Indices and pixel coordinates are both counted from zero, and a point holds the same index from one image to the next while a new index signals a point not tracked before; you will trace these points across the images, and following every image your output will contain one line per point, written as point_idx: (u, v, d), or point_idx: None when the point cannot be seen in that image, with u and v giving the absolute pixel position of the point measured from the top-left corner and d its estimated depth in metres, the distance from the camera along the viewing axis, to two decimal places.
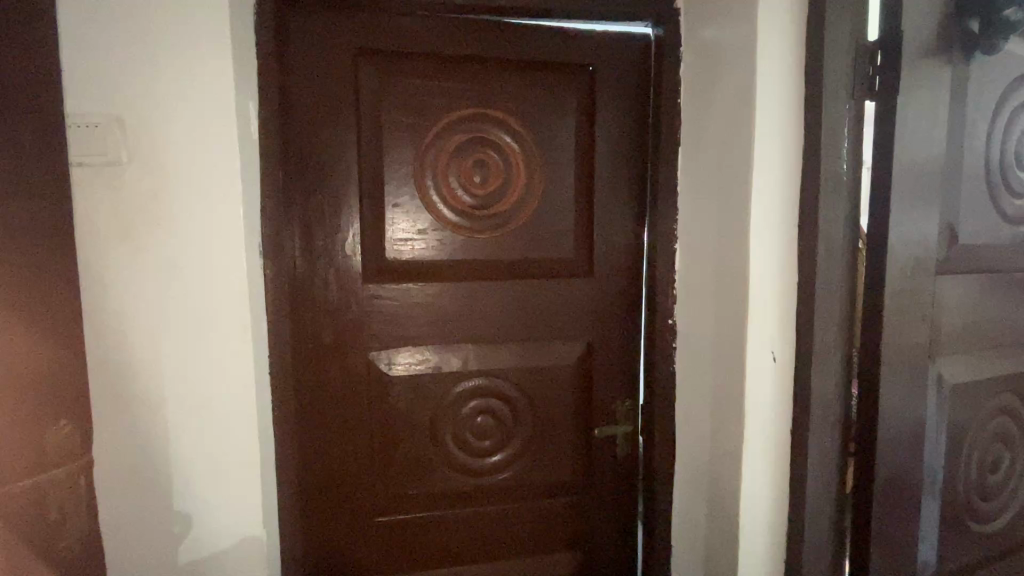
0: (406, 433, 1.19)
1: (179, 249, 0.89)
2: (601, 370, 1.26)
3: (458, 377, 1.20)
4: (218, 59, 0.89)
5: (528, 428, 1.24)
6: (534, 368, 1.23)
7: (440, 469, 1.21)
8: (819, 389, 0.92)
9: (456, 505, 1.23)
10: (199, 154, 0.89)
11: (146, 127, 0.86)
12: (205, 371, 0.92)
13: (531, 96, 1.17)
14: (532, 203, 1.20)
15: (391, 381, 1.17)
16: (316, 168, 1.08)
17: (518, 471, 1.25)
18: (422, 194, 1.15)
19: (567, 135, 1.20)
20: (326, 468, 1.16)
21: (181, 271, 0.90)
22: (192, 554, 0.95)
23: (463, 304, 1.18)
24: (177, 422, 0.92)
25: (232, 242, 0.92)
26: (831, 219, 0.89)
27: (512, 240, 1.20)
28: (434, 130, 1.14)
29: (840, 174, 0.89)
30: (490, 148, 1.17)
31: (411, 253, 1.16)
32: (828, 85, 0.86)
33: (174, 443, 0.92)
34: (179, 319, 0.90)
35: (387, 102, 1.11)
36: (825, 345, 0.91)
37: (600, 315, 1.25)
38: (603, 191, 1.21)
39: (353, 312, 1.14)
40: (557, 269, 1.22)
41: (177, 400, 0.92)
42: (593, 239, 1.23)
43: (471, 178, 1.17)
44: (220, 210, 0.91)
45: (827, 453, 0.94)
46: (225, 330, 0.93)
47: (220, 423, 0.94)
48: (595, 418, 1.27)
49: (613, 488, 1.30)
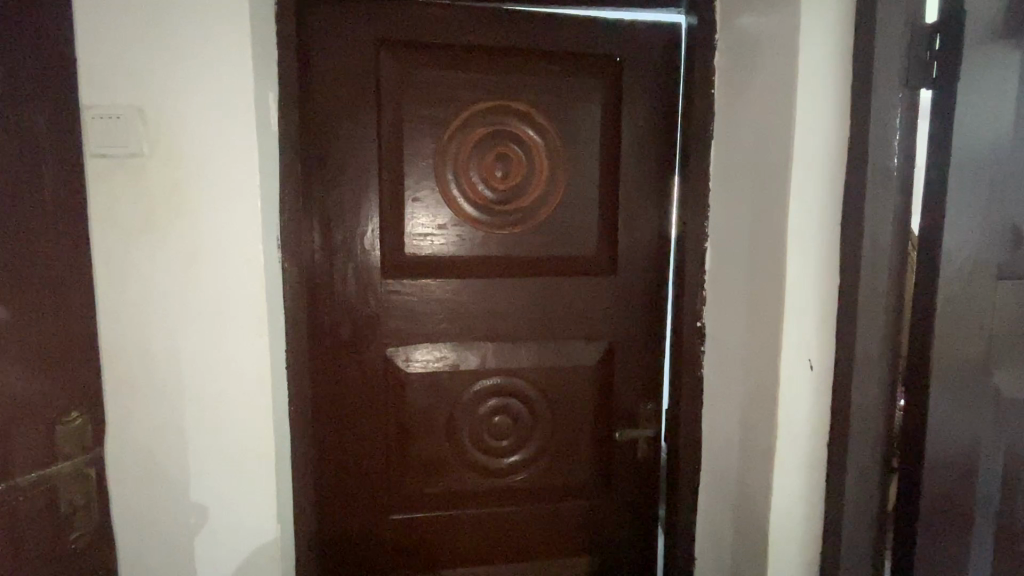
0: (422, 431, 1.17)
1: (197, 240, 0.90)
2: (623, 372, 1.22)
3: (476, 374, 1.18)
4: (236, 52, 0.88)
5: (546, 429, 1.21)
6: (553, 368, 1.19)
7: (455, 467, 1.19)
8: (861, 401, 0.85)
9: (470, 504, 1.21)
10: (218, 148, 0.89)
11: (167, 120, 0.87)
12: (221, 363, 0.93)
13: (556, 87, 1.13)
14: (554, 200, 1.15)
15: (408, 377, 1.15)
16: (335, 160, 1.07)
17: (534, 472, 1.21)
18: (442, 188, 1.12)
19: (594, 128, 1.15)
20: (341, 464, 1.15)
21: (200, 264, 0.90)
22: (205, 543, 0.96)
23: (482, 301, 1.16)
24: (194, 413, 0.93)
25: (251, 237, 0.92)
26: (880, 217, 0.81)
27: (534, 236, 1.16)
28: (456, 123, 1.11)
29: (893, 168, 0.81)
30: (513, 142, 1.13)
31: (430, 248, 1.13)
32: (879, 72, 0.80)
33: (191, 433, 0.93)
34: (198, 311, 0.91)
35: (408, 93, 1.08)
36: (869, 354, 0.84)
37: (623, 315, 1.20)
38: (629, 185, 1.16)
39: (371, 307, 1.12)
40: (580, 267, 1.18)
41: (194, 391, 0.93)
42: (617, 235, 1.18)
43: (492, 173, 1.13)
44: (238, 204, 0.91)
45: (868, 470, 0.87)
46: (241, 322, 0.93)
47: (236, 415, 0.95)
48: (615, 421, 1.23)
49: (633, 494, 1.25)
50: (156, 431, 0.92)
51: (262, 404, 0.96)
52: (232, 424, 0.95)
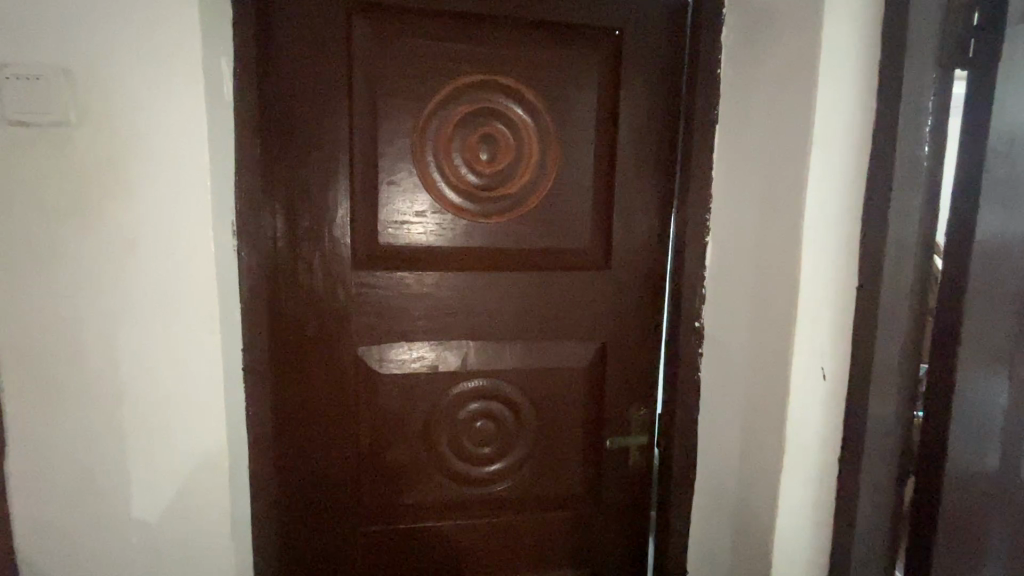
0: (397, 438, 1.08)
1: (134, 224, 0.78)
2: (615, 374, 1.13)
3: (456, 376, 1.08)
4: (178, 5, 0.76)
5: (531, 436, 1.12)
6: (540, 370, 1.11)
7: (433, 477, 1.10)
8: (878, 416, 0.76)
9: (449, 515, 1.12)
10: (159, 119, 0.77)
11: (96, 83, 0.75)
12: (165, 364, 0.82)
13: (548, 62, 1.02)
14: (544, 186, 1.06)
15: (382, 379, 1.05)
16: (301, 138, 0.96)
17: (518, 481, 1.13)
18: (421, 172, 1.01)
19: (589, 108, 1.05)
20: (308, 473, 1.05)
21: (140, 253, 0.79)
22: (146, 564, 0.85)
23: (463, 297, 1.06)
24: (133, 421, 0.82)
25: (199, 224, 0.81)
26: (906, 213, 0.73)
27: (522, 226, 1.06)
28: (437, 99, 1.00)
29: (923, 157, 0.72)
30: (500, 122, 1.03)
31: (407, 238, 1.03)
32: (913, 48, 0.70)
33: (130, 443, 0.82)
34: (136, 305, 0.80)
35: (382, 65, 0.97)
36: (889, 365, 0.75)
37: (617, 313, 1.12)
38: (625, 173, 1.07)
39: (341, 302, 1.02)
40: (571, 261, 1.09)
41: (133, 395, 0.82)
42: (611, 226, 1.08)
43: (477, 155, 1.03)
44: (182, 185, 0.79)
45: (882, 490, 0.79)
46: (188, 318, 0.82)
47: (183, 422, 0.84)
48: (606, 427, 1.15)
49: (623, 503, 1.17)
50: (89, 440, 0.81)
51: (212, 411, 0.85)
52: (177, 434, 0.84)
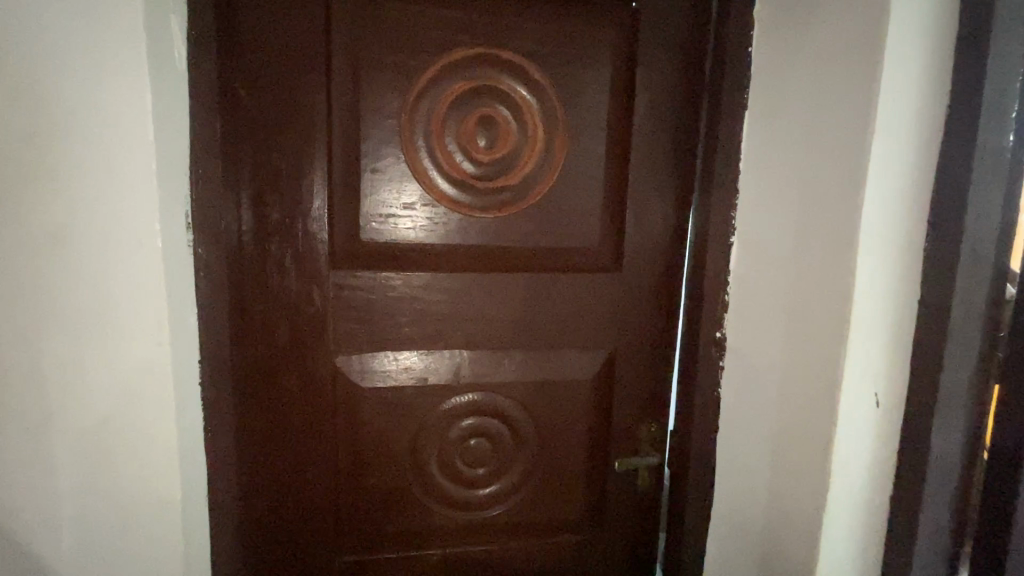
0: (380, 458, 0.96)
1: (62, 213, 0.65)
2: (624, 388, 1.02)
3: (448, 390, 0.96)
4: None
5: (531, 455, 1.01)
6: (542, 383, 0.99)
7: (420, 501, 0.98)
8: (941, 452, 0.65)
9: (437, 544, 1.00)
10: (91, 86, 0.64)
11: (9, 39, 0.61)
12: (103, 380, 0.69)
13: (557, 35, 0.90)
14: (550, 177, 0.93)
15: (364, 393, 0.93)
16: (270, 117, 0.83)
17: (515, 506, 1.02)
18: (410, 158, 0.88)
19: (601, 89, 0.93)
20: (278, 498, 0.93)
21: (68, 249, 0.66)
22: None
23: (457, 301, 0.94)
24: (59, 449, 0.69)
25: (141, 214, 0.68)
26: (985, 215, 0.61)
27: (525, 222, 0.94)
28: (429, 74, 0.87)
29: (1008, 149, 0.60)
30: (501, 103, 0.90)
31: (394, 233, 0.90)
32: (1004, 14, 0.57)
33: (57, 476, 0.69)
34: (65, 310, 0.66)
35: (365, 33, 0.84)
36: (956, 393, 0.64)
37: (628, 320, 1.00)
38: (640, 164, 0.95)
39: (316, 306, 0.89)
40: (578, 262, 0.97)
41: (62, 417, 0.68)
42: (624, 224, 0.96)
43: (474, 141, 0.90)
44: (119, 168, 0.66)
45: (942, 536, 0.68)
46: (130, 326, 0.69)
47: (125, 447, 0.71)
48: (613, 446, 1.03)
49: (630, 529, 1.06)
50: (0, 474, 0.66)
51: (160, 436, 0.73)
52: (118, 462, 0.71)
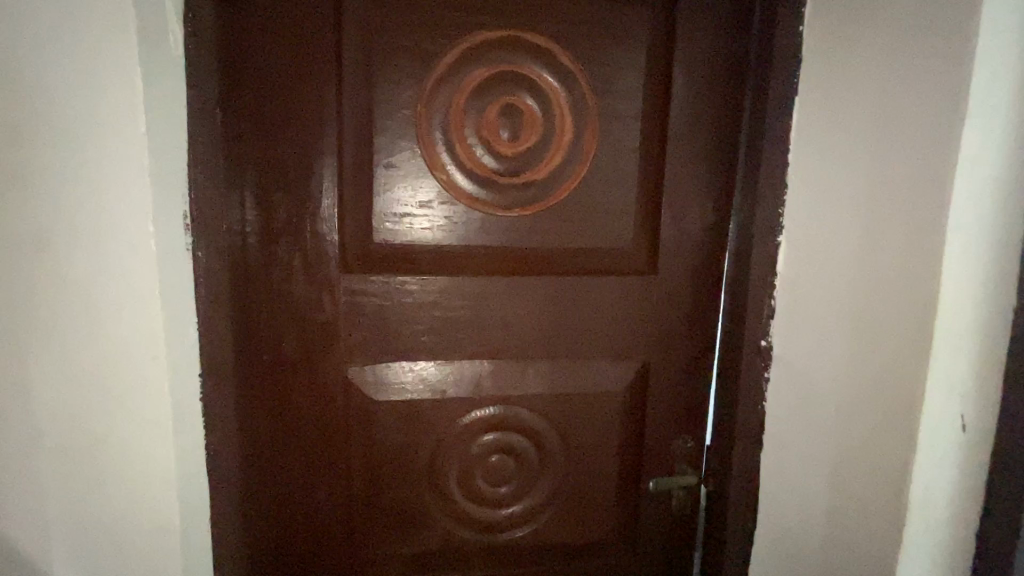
0: (396, 476, 0.89)
1: (47, 214, 0.59)
2: (658, 400, 0.94)
3: (469, 402, 0.89)
4: None
5: (557, 473, 0.94)
6: (570, 395, 0.91)
7: (438, 522, 0.91)
8: None
9: (456, 567, 0.93)
10: (79, 77, 0.59)
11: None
12: (94, 396, 0.63)
13: (587, 16, 0.82)
14: (579, 172, 0.86)
15: (378, 406, 0.86)
16: (275, 108, 0.76)
17: (540, 527, 0.94)
18: (427, 153, 0.81)
19: (635, 75, 0.85)
20: (286, 518, 0.86)
21: (55, 252, 0.60)
22: None
23: (479, 307, 0.86)
24: (48, 471, 0.63)
25: (134, 214, 0.62)
26: None
27: (551, 220, 0.86)
28: (448, 61, 0.79)
29: None
30: (526, 91, 0.82)
31: (410, 234, 0.83)
32: None
33: (46, 501, 0.63)
34: (52, 320, 0.61)
35: (378, 16, 0.77)
36: None
37: (663, 326, 0.92)
38: (677, 157, 0.87)
39: (326, 313, 0.82)
40: (609, 263, 0.89)
41: (49, 437, 0.62)
42: (659, 222, 0.88)
43: (496, 132, 0.83)
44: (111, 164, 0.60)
45: None
46: (124, 336, 0.63)
47: (118, 469, 0.65)
48: (646, 462, 0.95)
49: (664, 551, 0.98)
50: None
51: (157, 455, 0.67)
52: (113, 485, 0.65)
